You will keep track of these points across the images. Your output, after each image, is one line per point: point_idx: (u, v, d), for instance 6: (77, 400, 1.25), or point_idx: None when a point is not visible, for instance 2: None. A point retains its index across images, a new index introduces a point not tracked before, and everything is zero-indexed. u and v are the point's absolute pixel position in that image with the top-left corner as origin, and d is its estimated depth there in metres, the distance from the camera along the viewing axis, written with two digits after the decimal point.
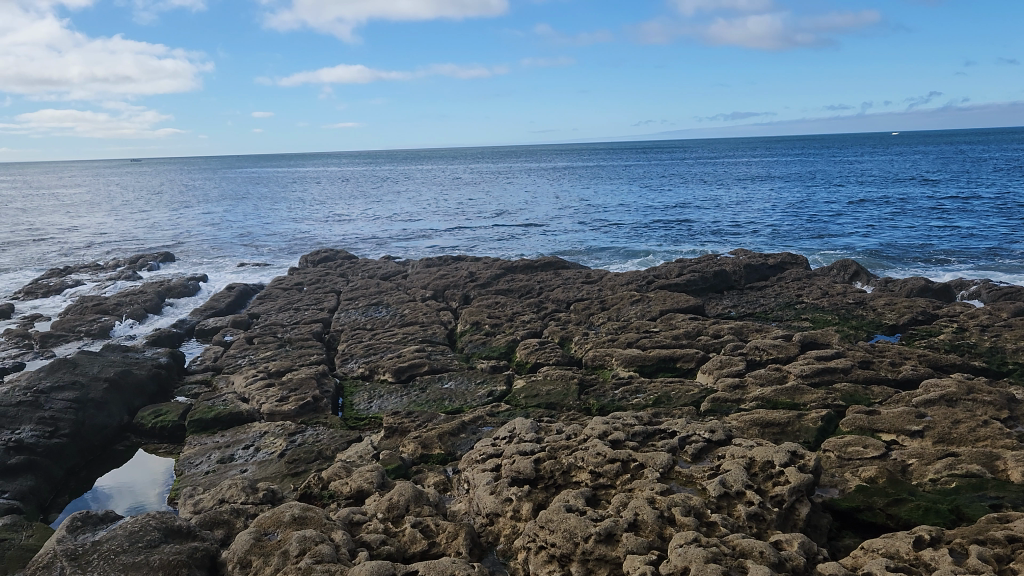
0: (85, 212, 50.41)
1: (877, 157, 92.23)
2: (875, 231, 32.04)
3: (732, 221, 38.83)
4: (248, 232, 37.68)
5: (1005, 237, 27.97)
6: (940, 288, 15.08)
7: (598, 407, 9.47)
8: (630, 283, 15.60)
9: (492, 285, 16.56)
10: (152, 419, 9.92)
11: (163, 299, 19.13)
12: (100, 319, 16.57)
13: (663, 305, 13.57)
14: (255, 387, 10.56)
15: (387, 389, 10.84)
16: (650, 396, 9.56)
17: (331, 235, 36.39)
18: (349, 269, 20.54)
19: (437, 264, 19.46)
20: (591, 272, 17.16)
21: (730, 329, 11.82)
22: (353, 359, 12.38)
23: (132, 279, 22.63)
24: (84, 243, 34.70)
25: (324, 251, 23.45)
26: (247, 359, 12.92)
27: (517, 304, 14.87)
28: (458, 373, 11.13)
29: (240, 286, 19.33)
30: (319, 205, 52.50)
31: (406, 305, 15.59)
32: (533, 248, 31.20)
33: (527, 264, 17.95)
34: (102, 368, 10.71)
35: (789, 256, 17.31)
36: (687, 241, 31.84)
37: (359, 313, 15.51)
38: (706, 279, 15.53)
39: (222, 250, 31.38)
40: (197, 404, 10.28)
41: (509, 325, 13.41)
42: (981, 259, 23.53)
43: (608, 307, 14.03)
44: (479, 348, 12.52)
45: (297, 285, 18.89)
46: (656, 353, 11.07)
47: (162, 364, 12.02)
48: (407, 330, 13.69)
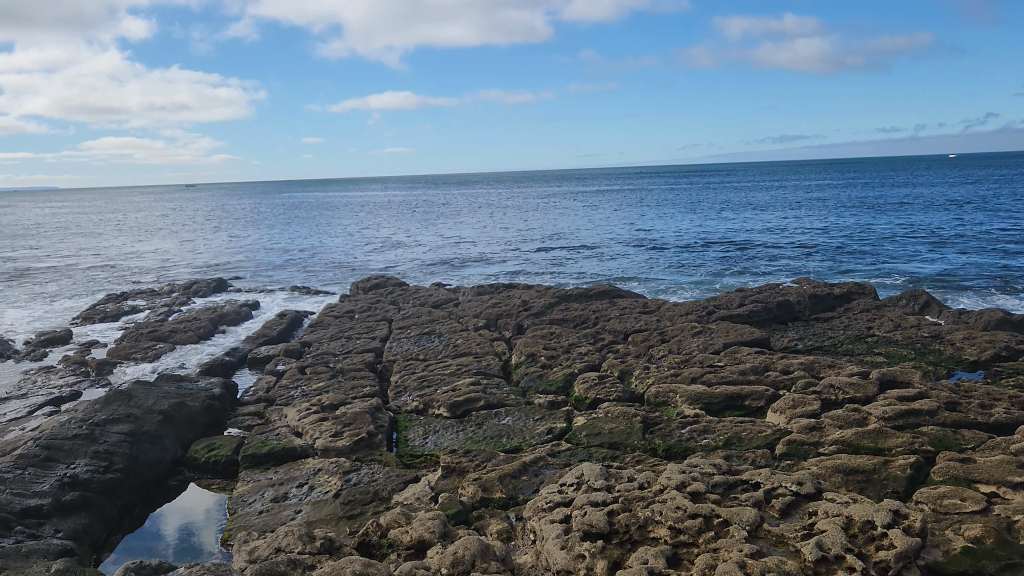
0: (142, 237, 51.48)
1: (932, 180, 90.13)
2: (939, 257, 30.88)
3: (787, 246, 37.93)
4: (298, 257, 37.93)
5: None
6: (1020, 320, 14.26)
7: (665, 448, 9.00)
8: (690, 314, 15.11)
9: (547, 315, 16.18)
10: (205, 454, 9.73)
11: (216, 326, 19.16)
12: (154, 347, 16.58)
13: (726, 338, 13.04)
14: (309, 421, 10.31)
15: (442, 425, 10.50)
16: (719, 436, 9.07)
17: (381, 260, 36.46)
18: (400, 296, 20.36)
19: (490, 292, 19.16)
20: (648, 301, 16.70)
21: (800, 364, 11.26)
22: (407, 392, 12.09)
23: (186, 306, 22.77)
24: (141, 268, 35.26)
25: (375, 277, 23.36)
26: (299, 390, 12.72)
27: (573, 335, 14.47)
28: (515, 409, 10.76)
29: (292, 313, 19.26)
30: (368, 231, 52.78)
31: (459, 335, 15.29)
32: (583, 274, 30.76)
33: (581, 292, 17.56)
34: (156, 400, 10.58)
35: (855, 286, 16.64)
36: (742, 266, 31.06)
37: (411, 342, 15.25)
38: (769, 310, 14.96)
39: (275, 275, 31.60)
40: (250, 438, 10.06)
41: (566, 357, 13.01)
42: None
43: (668, 339, 13.55)
44: (536, 381, 12.14)
45: (348, 313, 18.74)
46: (723, 390, 10.57)
47: (215, 395, 11.89)
48: (461, 361, 13.37)
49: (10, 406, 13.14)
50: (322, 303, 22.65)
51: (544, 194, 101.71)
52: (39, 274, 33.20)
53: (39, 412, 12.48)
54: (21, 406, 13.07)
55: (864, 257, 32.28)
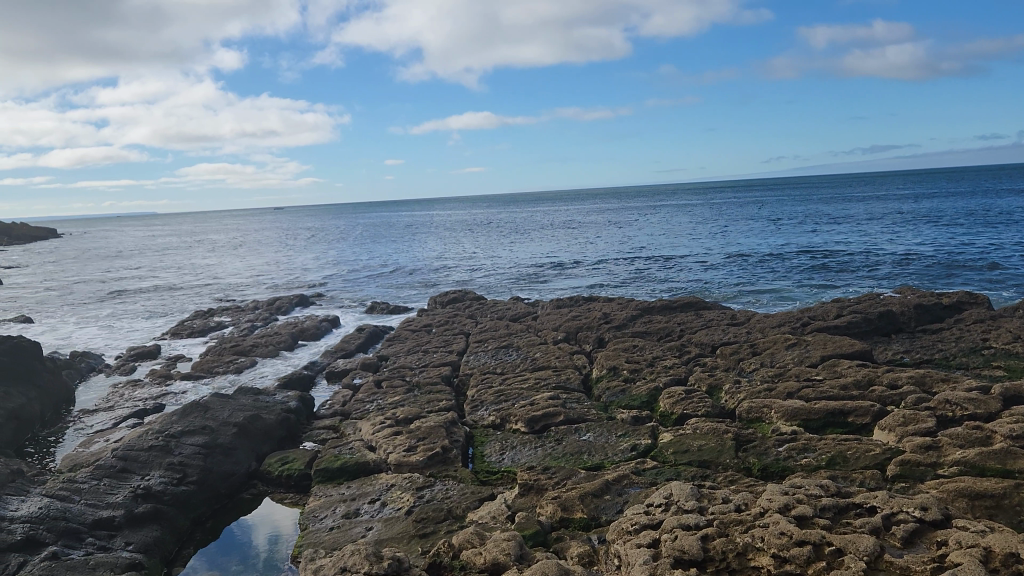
0: (232, 257, 53.08)
1: None
2: None
3: (882, 258, 36.15)
4: (379, 274, 38.29)
5: None
6: None
7: (762, 468, 8.32)
8: (782, 326, 14.27)
9: (629, 327, 15.58)
10: (279, 468, 9.50)
11: (296, 340, 19.25)
12: (235, 360, 16.71)
13: (823, 351, 12.17)
14: (383, 435, 10.00)
15: (520, 440, 10.04)
16: (821, 455, 8.30)
17: (461, 276, 36.43)
18: (478, 310, 20.05)
19: (570, 305, 18.65)
20: (736, 312, 15.90)
21: (908, 378, 10.36)
22: (484, 406, 11.69)
23: (269, 321, 23.07)
24: (229, 286, 36.18)
25: (454, 291, 23.16)
26: (375, 403, 12.48)
27: (658, 348, 13.82)
28: (597, 424, 10.22)
29: (371, 328, 19.17)
30: (448, 248, 53.05)
31: (538, 348, 14.83)
32: (666, 288, 29.94)
33: (665, 304, 16.87)
34: (231, 413, 10.46)
35: (965, 296, 15.44)
36: (835, 280, 29.67)
37: (488, 356, 14.87)
38: (869, 322, 14.00)
39: (356, 292, 31.90)
40: (323, 452, 9.80)
41: (650, 371, 12.37)
42: None
43: (759, 352, 12.76)
44: (619, 396, 11.56)
45: (426, 327, 18.53)
46: (823, 406, 9.79)
47: (292, 409, 11.75)
48: (540, 375, 12.89)
49: (97, 419, 13.33)
50: (401, 318, 22.58)
51: (624, 210, 100.71)
52: (134, 293, 34.43)
53: (123, 424, 12.60)
54: (107, 418, 13.26)
55: (966, 268, 30.44)
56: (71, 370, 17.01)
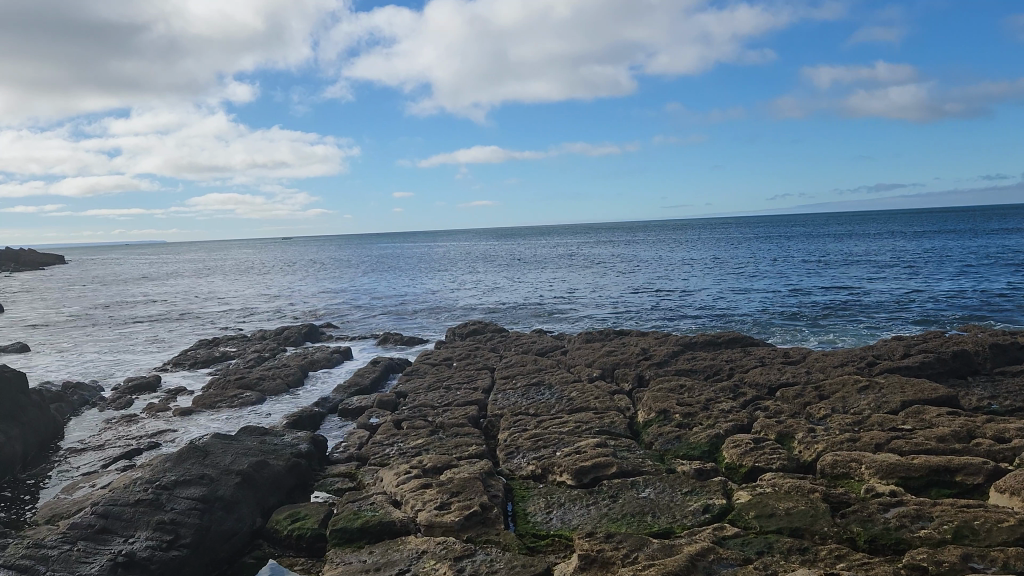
0: (237, 286, 51.89)
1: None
2: None
3: (913, 295, 34.90)
4: (389, 305, 37.01)
5: None
6: None
7: (869, 539, 6.92)
8: (845, 365, 12.91)
9: (671, 364, 14.22)
10: (288, 526, 8.11)
11: (305, 373, 17.90)
12: (240, 395, 15.35)
13: (902, 396, 10.79)
14: (409, 488, 8.63)
15: (568, 496, 8.65)
16: (942, 524, 6.89)
17: (476, 307, 35.18)
18: (501, 343, 18.71)
19: (602, 340, 17.28)
20: (788, 349, 14.55)
21: (1017, 430, 8.99)
22: (521, 451, 10.31)
23: (276, 353, 21.72)
24: (234, 314, 34.88)
25: (473, 322, 21.85)
26: (396, 447, 11.11)
27: (709, 389, 12.43)
28: (656, 479, 8.84)
29: (386, 361, 17.80)
30: (459, 279, 51.86)
31: (573, 386, 13.47)
32: (691, 324, 28.66)
33: (708, 339, 15.52)
34: (234, 459, 9.11)
35: None
36: (868, 321, 28.38)
37: (518, 394, 13.50)
38: (943, 362, 12.68)
39: (366, 323, 30.62)
40: (340, 507, 8.41)
41: (707, 415, 10.97)
42: None
43: (827, 397, 11.37)
44: (674, 444, 10.16)
45: (446, 361, 17.18)
46: (924, 462, 8.40)
47: (302, 452, 10.39)
48: (580, 418, 11.50)
49: (84, 460, 11.93)
50: (417, 351, 21.27)
51: (634, 243, 99.51)
52: (136, 320, 33.13)
53: (111, 466, 11.21)
54: (95, 459, 11.87)
55: (1005, 310, 29.19)
56: (62, 403, 15.62)
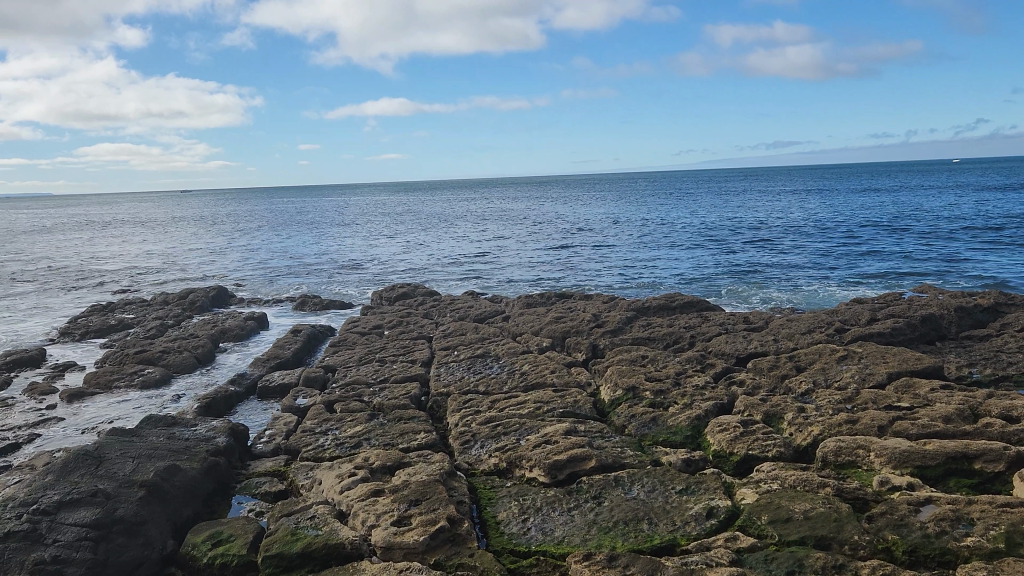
0: (130, 243, 48.11)
1: (938, 185, 88.46)
2: (1011, 268, 28.23)
3: (833, 251, 35.26)
4: (302, 264, 34.82)
5: None
6: None
7: (909, 550, 5.97)
8: (814, 332, 12.08)
9: (626, 332, 13.13)
10: (208, 551, 6.61)
11: (216, 345, 16.03)
12: (141, 372, 13.46)
13: (887, 367, 9.99)
14: (357, 495, 7.22)
15: (544, 499, 7.41)
16: (989, 531, 5.99)
17: (394, 266, 33.46)
18: (433, 309, 17.27)
19: (544, 305, 16.04)
20: (747, 314, 13.69)
21: None
22: (479, 441, 9.01)
23: (181, 321, 19.61)
24: (129, 276, 32.00)
25: (399, 285, 20.26)
26: (331, 437, 9.63)
27: (674, 360, 11.37)
28: (642, 474, 7.72)
29: (307, 330, 16.10)
30: (373, 236, 49.70)
31: (523, 359, 12.21)
32: (620, 283, 27.85)
33: (661, 304, 14.51)
34: (137, 468, 7.51)
35: (1002, 296, 13.65)
36: (796, 276, 28.24)
37: (462, 369, 12.16)
38: (914, 327, 12.03)
39: (278, 284, 28.53)
40: (274, 524, 6.95)
41: (680, 393, 9.91)
42: None
43: (805, 368, 10.47)
44: (651, 428, 9.04)
45: (376, 330, 15.64)
46: (939, 448, 7.52)
47: (221, 449, 8.80)
48: (539, 396, 10.26)
49: None
50: (339, 318, 19.60)
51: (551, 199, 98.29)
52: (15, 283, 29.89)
53: None
54: None
55: (924, 267, 29.61)
56: None
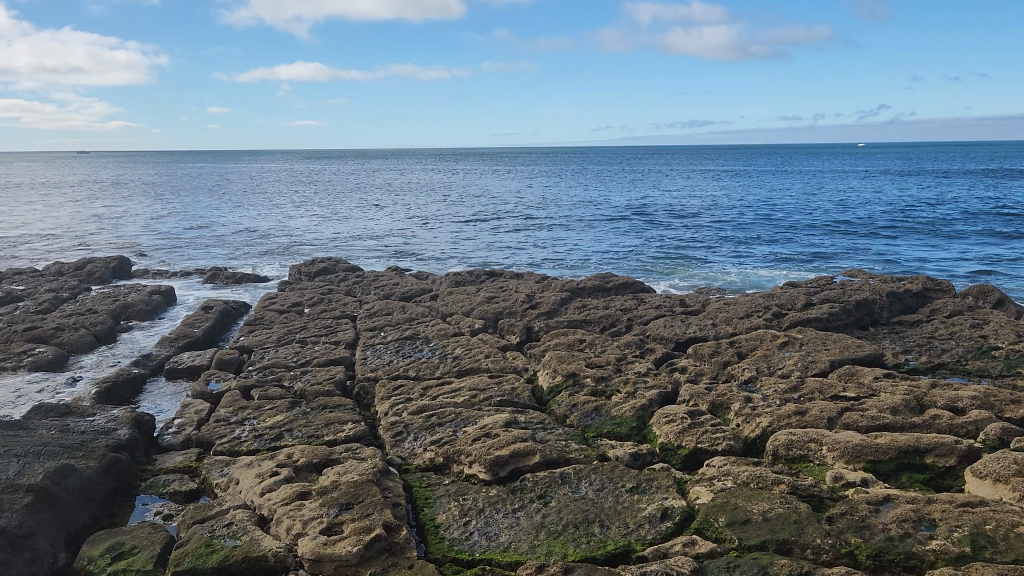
0: (22, 208, 44.86)
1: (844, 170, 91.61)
2: (920, 252, 29.20)
3: (751, 230, 35.83)
4: (212, 233, 33.13)
5: None
6: None
7: (873, 555, 5.68)
8: (752, 316, 11.91)
9: (561, 314, 12.69)
10: (108, 564, 5.83)
11: (118, 322, 14.84)
12: (32, 351, 12.25)
13: (829, 355, 9.85)
14: (281, 498, 6.53)
15: (486, 499, 6.87)
16: (955, 533, 5.77)
17: (311, 238, 32.16)
18: (357, 285, 16.46)
19: (473, 284, 15.46)
20: (683, 297, 13.44)
21: (971, 398, 8.18)
22: (412, 433, 8.39)
23: (79, 294, 18.14)
24: (20, 243, 29.70)
25: (318, 260, 19.26)
26: (249, 428, 8.85)
27: (612, 344, 10.98)
28: (589, 470, 7.27)
29: (220, 306, 15.05)
30: (287, 206, 47.82)
31: (454, 342, 11.62)
32: (544, 260, 27.44)
33: (596, 285, 14.14)
34: (23, 470, 6.63)
35: (928, 282, 13.83)
36: (719, 255, 28.43)
37: (391, 352, 11.48)
38: (849, 313, 12.01)
39: (186, 255, 26.96)
40: (184, 533, 6.20)
41: (622, 380, 9.52)
42: None
43: (746, 356, 10.22)
44: (594, 419, 8.62)
45: (295, 308, 14.74)
46: (891, 442, 7.33)
47: (122, 443, 7.92)
48: (475, 383, 9.71)
49: None
50: (254, 294, 18.51)
51: (471, 172, 97.18)
52: None
53: None
54: None
55: (839, 249, 30.33)
56: None
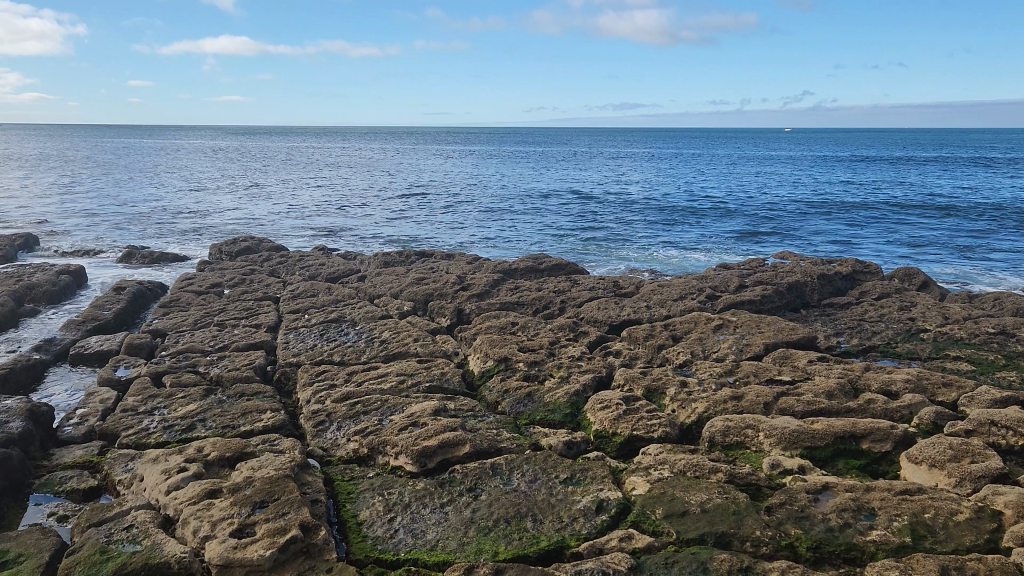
0: None
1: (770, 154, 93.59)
2: (844, 235, 29.82)
3: (681, 212, 36.07)
4: (128, 211, 31.54)
5: (983, 247, 26.37)
6: None
7: (813, 546, 5.53)
8: (687, 299, 11.74)
9: (493, 295, 12.33)
10: None
11: (20, 304, 13.81)
12: None
13: (764, 338, 9.74)
14: (190, 497, 6.01)
15: (413, 493, 6.48)
16: (894, 523, 5.68)
17: (234, 216, 30.93)
18: (281, 266, 15.74)
19: (403, 265, 14.95)
20: (617, 279, 13.21)
21: (904, 382, 8.17)
22: (335, 422, 7.92)
23: None
24: None
25: (240, 238, 18.38)
26: (158, 417, 8.23)
27: (546, 327, 10.66)
28: (521, 460, 6.94)
29: (134, 287, 14.15)
30: (209, 182, 45.98)
31: (382, 325, 11.13)
32: (476, 240, 26.97)
33: (529, 266, 13.81)
34: None
35: (857, 264, 13.96)
36: (651, 236, 28.43)
37: (314, 336, 10.92)
38: (781, 295, 11.98)
39: (99, 233, 25.52)
40: (79, 539, 5.63)
41: (556, 364, 9.21)
42: (981, 275, 21.59)
43: (681, 339, 10.03)
44: (526, 405, 8.29)
45: (213, 289, 13.97)
46: (827, 427, 7.21)
47: (12, 438, 7.24)
48: (403, 368, 9.26)
49: None
50: (171, 274, 17.56)
51: (402, 151, 95.67)
52: None
53: None
54: None
55: (768, 232, 30.72)
56: None
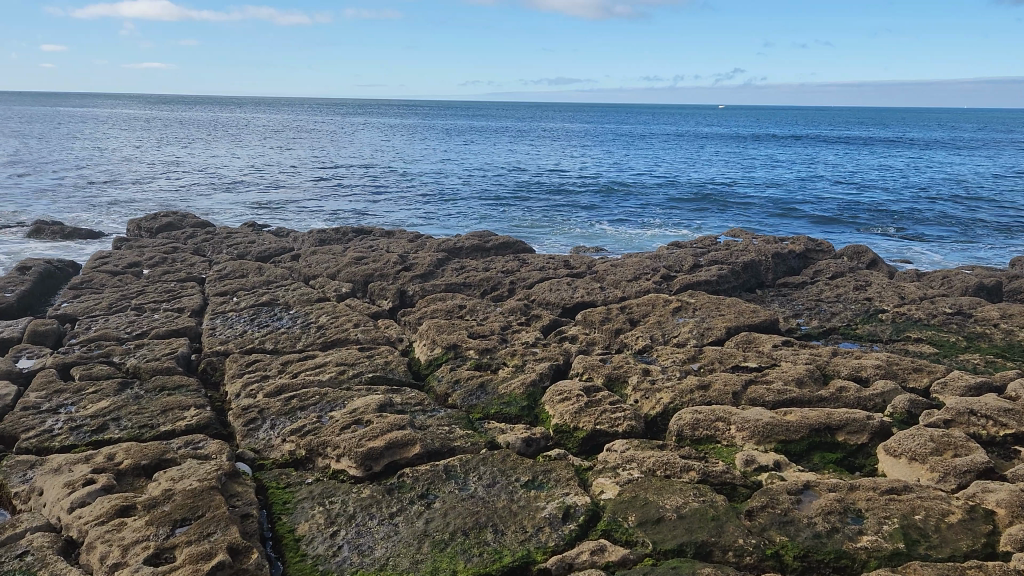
0: None
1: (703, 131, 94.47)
2: (783, 211, 29.91)
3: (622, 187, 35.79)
4: (41, 183, 29.50)
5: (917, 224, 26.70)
6: (998, 289, 12.16)
7: (801, 556, 5.07)
8: (641, 279, 11.24)
9: (439, 276, 11.62)
10: None
11: None
12: None
13: (725, 321, 9.30)
14: (98, 515, 5.21)
15: (357, 501, 5.79)
16: (886, 527, 5.26)
17: (157, 190, 29.24)
18: (207, 244, 14.66)
19: (339, 243, 14.08)
20: (568, 258, 12.64)
21: (874, 368, 7.82)
22: (268, 420, 7.15)
23: None
24: None
25: (163, 214, 17.11)
26: (65, 417, 7.31)
27: (496, 309, 10.03)
28: (477, 461, 6.32)
29: (41, 266, 12.94)
30: (130, 153, 43.64)
31: (319, 309, 10.30)
32: (417, 215, 26.02)
33: (474, 245, 13.13)
34: None
35: (808, 242, 13.70)
36: (595, 211, 27.94)
37: (243, 322, 10.05)
38: (737, 275, 11.60)
39: (9, 206, 23.70)
40: None
41: (509, 351, 8.58)
42: (919, 252, 21.77)
43: (639, 322, 9.53)
44: (479, 398, 7.66)
45: (132, 269, 12.88)
46: (802, 419, 6.78)
47: None
48: (343, 357, 8.51)
49: None
50: (87, 252, 16.27)
51: (337, 123, 93.13)
52: None
53: None
54: None
55: (708, 207, 30.63)
56: None
